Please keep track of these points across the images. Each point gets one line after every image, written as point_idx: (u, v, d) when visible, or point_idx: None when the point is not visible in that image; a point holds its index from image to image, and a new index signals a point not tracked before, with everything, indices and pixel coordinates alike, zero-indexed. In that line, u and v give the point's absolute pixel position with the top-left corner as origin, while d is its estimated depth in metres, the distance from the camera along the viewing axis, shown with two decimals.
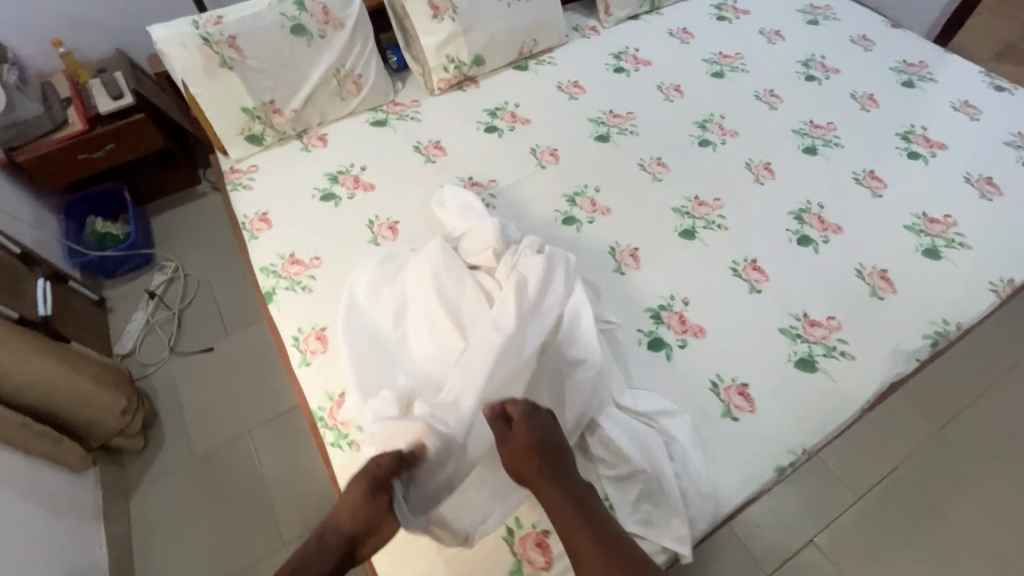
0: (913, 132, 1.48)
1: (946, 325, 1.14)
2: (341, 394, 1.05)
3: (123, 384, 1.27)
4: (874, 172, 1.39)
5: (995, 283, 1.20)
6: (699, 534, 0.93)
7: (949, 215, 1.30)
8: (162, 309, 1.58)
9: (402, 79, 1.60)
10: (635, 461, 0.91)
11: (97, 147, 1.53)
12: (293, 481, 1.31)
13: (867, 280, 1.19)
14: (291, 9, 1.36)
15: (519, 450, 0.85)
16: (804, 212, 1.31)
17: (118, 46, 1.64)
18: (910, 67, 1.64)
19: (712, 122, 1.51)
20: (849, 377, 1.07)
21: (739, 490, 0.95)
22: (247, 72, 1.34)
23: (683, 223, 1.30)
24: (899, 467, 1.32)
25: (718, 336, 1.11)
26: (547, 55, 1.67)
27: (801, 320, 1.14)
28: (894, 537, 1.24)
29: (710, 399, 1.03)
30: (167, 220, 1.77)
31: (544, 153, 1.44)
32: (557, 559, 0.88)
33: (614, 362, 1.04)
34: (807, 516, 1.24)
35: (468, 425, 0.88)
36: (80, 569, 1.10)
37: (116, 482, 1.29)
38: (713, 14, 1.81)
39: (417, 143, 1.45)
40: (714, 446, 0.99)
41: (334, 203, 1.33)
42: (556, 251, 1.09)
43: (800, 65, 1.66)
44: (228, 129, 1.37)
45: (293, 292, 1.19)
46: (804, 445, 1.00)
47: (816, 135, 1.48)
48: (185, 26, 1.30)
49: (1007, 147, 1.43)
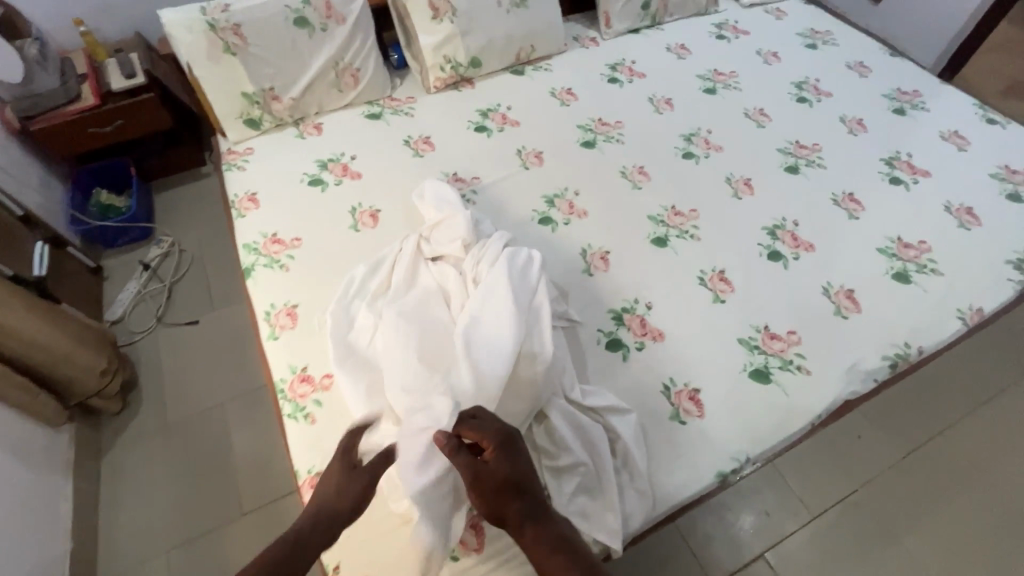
0: (898, 158, 1.48)
1: (907, 348, 1.15)
2: (304, 368, 1.09)
3: (105, 347, 1.33)
4: (853, 195, 1.40)
5: (963, 310, 1.20)
6: (633, 532, 0.94)
7: (924, 241, 1.31)
8: (155, 281, 1.64)
9: (401, 76, 1.65)
10: (575, 453, 0.93)
11: (107, 122, 1.60)
12: (260, 454, 1.36)
13: (833, 298, 1.20)
14: (296, 1, 1.42)
15: (492, 484, 0.79)
16: (778, 228, 1.33)
17: (137, 28, 1.72)
18: (904, 95, 1.65)
19: (698, 136, 1.54)
20: (803, 392, 1.08)
21: (679, 492, 0.97)
22: (249, 59, 1.40)
23: (656, 230, 1.32)
24: (857, 490, 1.32)
25: (676, 342, 1.13)
26: (544, 62, 1.71)
27: (761, 332, 1.15)
28: (848, 559, 1.23)
29: (661, 401, 1.05)
30: (170, 197, 1.84)
31: (530, 155, 1.47)
32: (489, 543, 0.91)
33: (569, 358, 1.06)
34: (759, 530, 1.26)
35: (414, 404, 0.92)
36: (44, 518, 1.14)
37: (90, 441, 1.34)
38: (713, 32, 1.84)
39: (408, 137, 1.50)
40: (658, 447, 1.00)
41: (321, 188, 1.38)
42: (521, 250, 1.13)
43: (793, 87, 1.68)
44: (228, 112, 1.43)
45: (271, 270, 1.23)
46: (748, 453, 1.01)
47: (800, 155, 1.49)
48: (194, 11, 1.36)
49: (991, 180, 1.43)
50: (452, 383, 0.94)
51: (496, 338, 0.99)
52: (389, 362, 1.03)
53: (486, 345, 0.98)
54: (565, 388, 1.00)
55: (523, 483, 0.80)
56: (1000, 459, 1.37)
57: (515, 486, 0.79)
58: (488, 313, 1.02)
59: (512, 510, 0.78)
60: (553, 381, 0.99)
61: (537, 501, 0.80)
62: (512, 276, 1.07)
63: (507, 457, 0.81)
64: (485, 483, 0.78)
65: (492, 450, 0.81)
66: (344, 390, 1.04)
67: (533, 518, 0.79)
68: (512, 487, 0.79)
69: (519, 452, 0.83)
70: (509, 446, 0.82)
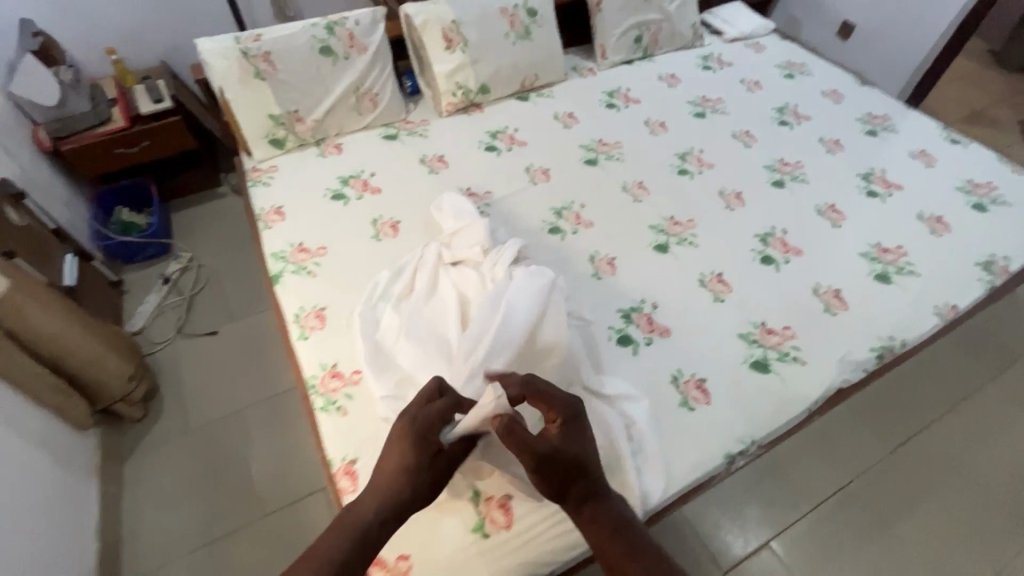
0: (873, 174, 1.62)
1: (891, 341, 1.25)
2: (335, 365, 1.15)
3: (132, 354, 1.37)
4: (835, 207, 1.52)
5: (939, 307, 1.31)
6: (650, 509, 1.01)
7: (901, 246, 1.43)
8: (174, 294, 1.70)
9: (414, 102, 1.77)
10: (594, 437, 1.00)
11: (133, 144, 1.69)
12: (282, 457, 1.39)
13: (822, 298, 1.31)
14: (321, 32, 1.54)
15: (561, 466, 0.81)
16: (768, 236, 1.44)
17: (164, 58, 1.83)
18: (875, 119, 1.81)
19: (691, 155, 1.67)
20: (800, 380, 1.16)
21: (691, 472, 1.04)
22: (277, 84, 1.51)
23: (657, 238, 1.43)
24: (853, 481, 1.40)
25: (681, 337, 1.22)
26: (546, 89, 1.85)
27: (759, 327, 1.24)
28: (847, 546, 1.30)
29: (670, 390, 1.13)
30: (188, 215, 1.92)
31: (537, 172, 1.58)
32: (518, 520, 0.96)
33: (584, 352, 1.13)
34: (763, 520, 1.33)
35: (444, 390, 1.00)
36: (71, 520, 1.16)
37: (113, 446, 1.37)
38: (700, 64, 2.00)
39: (423, 156, 1.60)
40: (670, 431, 1.08)
41: (343, 202, 1.46)
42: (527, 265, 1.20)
43: (776, 112, 1.83)
44: (255, 133, 1.53)
45: (299, 276, 1.31)
46: (752, 436, 1.09)
47: (784, 171, 1.63)
48: (228, 40, 1.47)
49: (958, 192, 1.58)
50: (478, 374, 1.00)
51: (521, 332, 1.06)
52: (416, 359, 1.10)
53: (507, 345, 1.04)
54: (582, 378, 1.08)
55: (586, 462, 0.84)
56: (981, 449, 1.47)
57: (582, 468, 0.83)
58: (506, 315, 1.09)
59: (573, 492, 0.83)
60: (572, 372, 1.06)
61: (597, 485, 0.85)
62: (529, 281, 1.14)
63: (570, 433, 0.84)
64: (553, 464, 0.81)
65: (557, 426, 0.84)
66: (374, 384, 1.10)
67: (595, 499, 0.85)
68: (577, 467, 0.82)
69: (582, 430, 0.85)
70: (574, 425, 0.85)
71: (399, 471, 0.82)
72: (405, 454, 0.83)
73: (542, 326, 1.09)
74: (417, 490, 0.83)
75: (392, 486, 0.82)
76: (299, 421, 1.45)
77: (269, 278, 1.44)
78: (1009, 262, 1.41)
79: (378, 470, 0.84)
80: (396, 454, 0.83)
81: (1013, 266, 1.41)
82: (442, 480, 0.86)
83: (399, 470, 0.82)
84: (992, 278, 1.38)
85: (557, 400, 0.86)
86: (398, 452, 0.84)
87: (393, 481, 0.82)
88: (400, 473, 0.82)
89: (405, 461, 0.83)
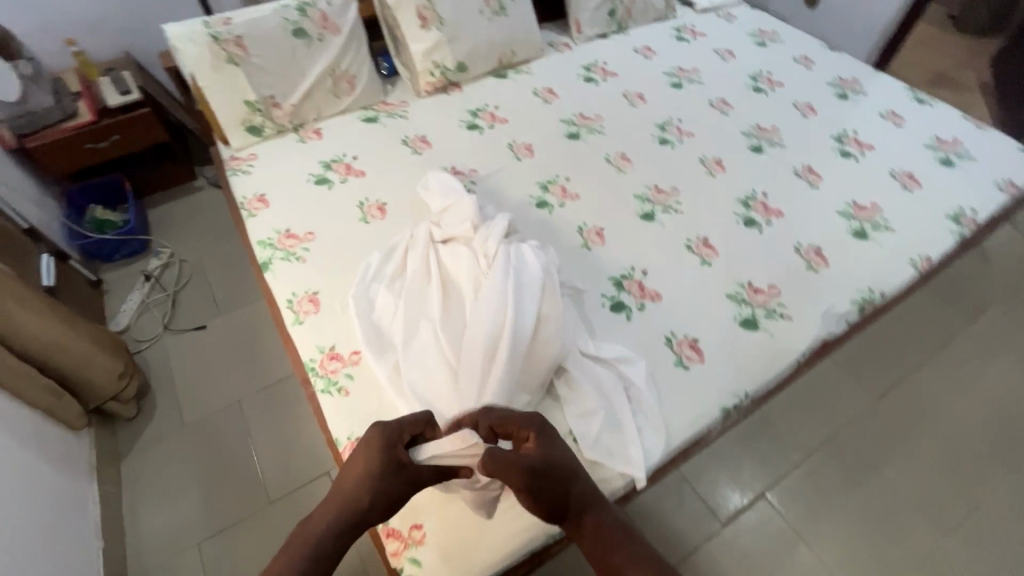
0: (846, 135, 1.67)
1: (871, 293, 1.30)
2: (332, 347, 1.15)
3: (120, 351, 1.35)
4: (811, 168, 1.57)
5: (914, 259, 1.37)
6: (653, 465, 1.04)
7: (875, 203, 1.48)
8: (157, 290, 1.67)
9: (392, 83, 1.75)
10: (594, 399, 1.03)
11: (103, 138, 1.63)
12: (283, 445, 1.39)
13: (804, 256, 1.35)
14: (293, 14, 1.51)
15: (547, 481, 0.84)
16: (750, 199, 1.48)
17: (128, 49, 1.76)
18: (845, 83, 1.86)
19: (671, 125, 1.69)
20: (787, 335, 1.21)
21: (689, 427, 1.07)
22: (251, 69, 1.47)
23: (643, 207, 1.45)
24: (839, 430, 1.46)
25: (672, 300, 1.25)
26: (524, 65, 1.85)
27: (746, 287, 1.28)
28: (836, 491, 1.37)
29: (664, 351, 1.16)
30: (165, 211, 1.87)
31: (521, 148, 1.59)
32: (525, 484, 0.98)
33: (579, 320, 1.15)
34: (757, 472, 1.39)
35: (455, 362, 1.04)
36: (72, 519, 1.15)
37: (108, 446, 1.35)
38: (674, 35, 2.02)
39: (404, 137, 1.59)
40: (667, 390, 1.11)
41: (327, 186, 1.45)
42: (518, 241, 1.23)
43: (750, 79, 1.86)
44: (231, 121, 1.50)
45: (288, 262, 1.29)
46: (745, 390, 1.13)
47: (762, 136, 1.66)
48: (196, 25, 1.43)
49: (926, 149, 1.63)
50: (480, 345, 1.03)
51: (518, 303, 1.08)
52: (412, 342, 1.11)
53: (503, 328, 1.05)
54: (579, 344, 1.10)
55: (571, 471, 0.88)
56: (955, 392, 1.55)
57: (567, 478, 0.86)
58: (501, 300, 1.08)
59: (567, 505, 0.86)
60: (569, 338, 1.09)
61: (585, 494, 0.88)
62: (520, 261, 1.15)
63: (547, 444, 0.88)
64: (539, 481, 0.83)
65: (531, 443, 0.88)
66: (374, 364, 1.10)
67: (590, 506, 0.88)
68: (562, 474, 0.86)
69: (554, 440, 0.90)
70: (546, 437, 0.89)
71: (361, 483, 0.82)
72: (367, 463, 0.83)
73: (533, 310, 1.08)
74: (376, 502, 0.82)
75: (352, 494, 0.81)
76: (298, 409, 1.45)
77: (256, 267, 1.42)
78: (976, 214, 1.48)
79: (342, 481, 0.84)
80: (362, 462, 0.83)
81: (981, 217, 1.47)
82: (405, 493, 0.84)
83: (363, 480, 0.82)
84: (961, 229, 1.44)
85: (522, 418, 0.90)
86: (363, 461, 0.83)
87: (355, 488, 0.82)
88: (363, 481, 0.81)
89: (369, 470, 0.82)
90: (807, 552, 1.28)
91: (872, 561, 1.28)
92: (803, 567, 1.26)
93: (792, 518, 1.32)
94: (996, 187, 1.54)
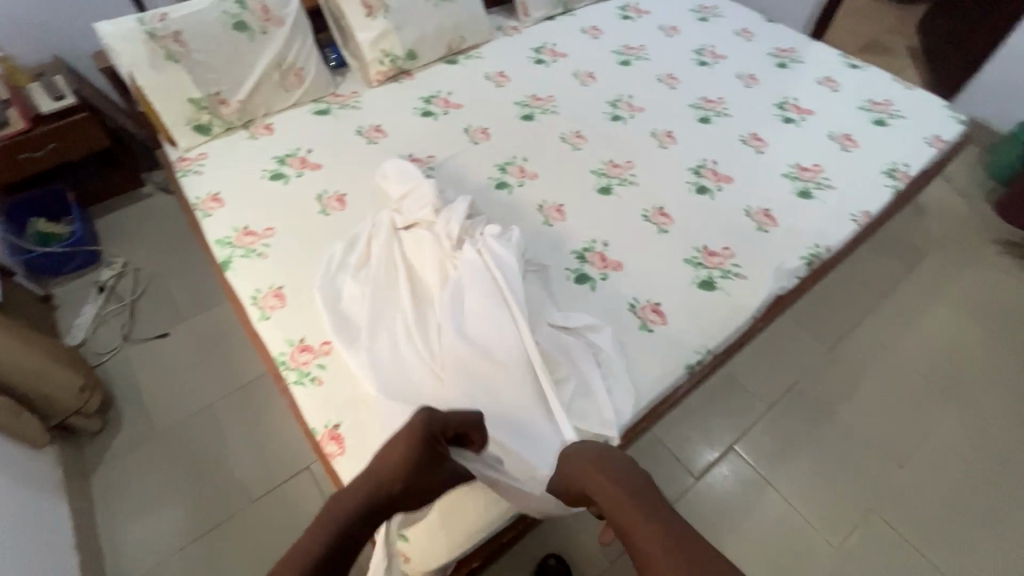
0: (787, 102, 1.75)
1: (817, 248, 1.38)
2: (302, 339, 1.15)
3: (79, 364, 1.31)
4: (757, 135, 1.64)
5: (855, 214, 1.46)
6: (624, 425, 1.09)
7: (817, 164, 1.56)
8: (113, 301, 1.61)
9: (342, 75, 1.73)
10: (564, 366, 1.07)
11: (39, 147, 1.56)
12: (260, 444, 1.37)
13: (754, 218, 1.42)
14: (233, 7, 1.47)
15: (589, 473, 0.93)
16: (701, 167, 1.53)
17: (57, 53, 1.68)
18: (783, 52, 1.94)
19: (622, 101, 1.73)
20: (743, 293, 1.27)
21: (656, 387, 1.12)
22: (193, 65, 1.43)
23: (600, 182, 1.49)
24: (798, 381, 1.55)
25: (634, 269, 1.29)
26: (473, 50, 1.85)
27: (702, 251, 1.33)
28: (798, 436, 1.45)
29: (629, 316, 1.20)
30: (113, 220, 1.80)
31: (477, 132, 1.60)
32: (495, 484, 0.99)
33: (545, 293, 1.19)
34: (725, 427, 1.46)
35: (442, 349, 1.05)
36: (45, 538, 1.11)
37: (75, 462, 1.31)
38: (619, 14, 2.06)
39: (359, 127, 1.58)
40: (634, 353, 1.15)
41: (283, 180, 1.43)
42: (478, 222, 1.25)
43: (694, 53, 1.92)
44: (176, 121, 1.46)
45: (249, 259, 1.28)
46: (707, 346, 1.19)
47: (708, 108, 1.72)
48: (130, 22, 1.40)
49: (861, 111, 1.72)
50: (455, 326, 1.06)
51: (483, 280, 1.10)
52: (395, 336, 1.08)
53: (479, 315, 1.06)
54: (547, 315, 1.13)
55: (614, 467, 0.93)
56: (900, 337, 1.65)
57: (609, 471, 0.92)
58: (472, 282, 1.10)
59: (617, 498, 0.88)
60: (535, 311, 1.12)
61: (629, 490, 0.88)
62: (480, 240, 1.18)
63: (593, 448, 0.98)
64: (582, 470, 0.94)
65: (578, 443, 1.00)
66: (345, 353, 1.11)
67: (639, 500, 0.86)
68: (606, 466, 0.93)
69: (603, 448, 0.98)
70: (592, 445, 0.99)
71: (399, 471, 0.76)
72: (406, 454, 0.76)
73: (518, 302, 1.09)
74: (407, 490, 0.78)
75: (387, 476, 0.76)
76: (273, 407, 1.44)
77: (216, 268, 1.39)
78: (908, 168, 1.57)
79: (377, 461, 0.78)
80: (403, 446, 0.76)
81: (913, 171, 1.57)
82: (434, 487, 0.84)
83: (403, 468, 0.76)
84: (896, 183, 1.53)
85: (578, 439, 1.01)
86: (406, 448, 0.76)
87: (393, 473, 0.77)
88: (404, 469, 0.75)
89: (411, 459, 0.76)
90: (775, 495, 1.36)
91: (835, 497, 1.36)
92: (773, 509, 1.34)
93: (760, 466, 1.40)
94: (926, 142, 1.64)
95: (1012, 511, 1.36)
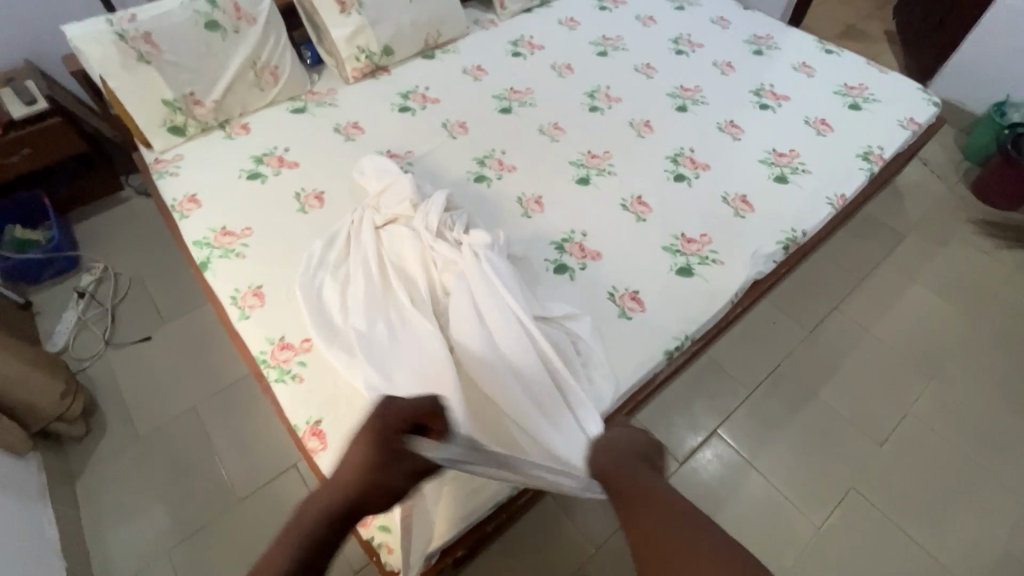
0: (764, 89, 1.76)
1: (794, 232, 1.39)
2: (283, 337, 1.15)
3: (59, 370, 1.30)
4: (734, 122, 1.65)
5: (831, 197, 1.47)
6: (604, 413, 1.10)
7: (794, 149, 1.57)
8: (94, 306, 1.60)
9: (318, 72, 1.73)
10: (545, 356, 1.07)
11: (13, 153, 1.55)
12: (246, 444, 1.38)
13: (731, 204, 1.43)
14: (203, 6, 1.46)
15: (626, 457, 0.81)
16: (678, 155, 1.54)
17: (27, 57, 1.66)
18: (760, 39, 1.95)
19: (599, 92, 1.73)
20: (720, 278, 1.28)
21: (635, 373, 1.13)
22: (165, 65, 1.42)
23: (579, 172, 1.50)
24: (780, 364, 1.57)
25: (612, 258, 1.30)
26: (451, 45, 1.85)
27: (680, 238, 1.35)
28: (780, 418, 1.47)
29: (608, 305, 1.21)
30: (92, 225, 1.79)
31: (455, 126, 1.60)
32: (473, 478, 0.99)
33: (524, 284, 1.19)
34: (708, 412, 1.47)
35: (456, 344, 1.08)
36: (29, 544, 1.11)
37: (58, 468, 1.30)
38: (597, 5, 2.06)
39: (336, 125, 1.57)
40: (613, 340, 1.16)
41: (261, 180, 1.42)
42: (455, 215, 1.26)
43: (671, 42, 1.92)
44: (150, 122, 1.44)
45: (227, 259, 1.27)
46: (685, 332, 1.20)
47: (686, 96, 1.73)
48: (100, 24, 1.37)
49: (836, 95, 1.74)
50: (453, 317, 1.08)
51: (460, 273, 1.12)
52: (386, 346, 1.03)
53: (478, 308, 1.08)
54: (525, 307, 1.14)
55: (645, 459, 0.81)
56: (880, 318, 1.68)
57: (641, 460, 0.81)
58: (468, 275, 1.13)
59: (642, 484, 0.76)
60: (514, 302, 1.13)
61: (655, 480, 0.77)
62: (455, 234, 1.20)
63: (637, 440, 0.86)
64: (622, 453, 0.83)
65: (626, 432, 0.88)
66: (325, 350, 1.11)
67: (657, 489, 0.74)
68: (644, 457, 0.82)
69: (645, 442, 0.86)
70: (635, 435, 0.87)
71: (372, 460, 0.73)
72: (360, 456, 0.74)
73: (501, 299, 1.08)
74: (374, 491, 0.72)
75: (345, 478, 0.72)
76: (258, 407, 1.44)
77: (195, 269, 1.39)
78: (883, 151, 1.59)
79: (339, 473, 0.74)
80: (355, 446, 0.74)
81: (887, 154, 1.59)
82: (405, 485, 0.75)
83: (361, 462, 0.73)
84: (870, 166, 1.55)
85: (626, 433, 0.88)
86: (355, 448, 0.74)
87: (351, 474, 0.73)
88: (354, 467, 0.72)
89: (362, 455, 0.73)
90: (758, 477, 1.38)
91: (817, 476, 1.39)
92: (755, 490, 1.36)
93: (743, 449, 1.42)
94: (900, 124, 1.66)
95: (988, 484, 1.39)
